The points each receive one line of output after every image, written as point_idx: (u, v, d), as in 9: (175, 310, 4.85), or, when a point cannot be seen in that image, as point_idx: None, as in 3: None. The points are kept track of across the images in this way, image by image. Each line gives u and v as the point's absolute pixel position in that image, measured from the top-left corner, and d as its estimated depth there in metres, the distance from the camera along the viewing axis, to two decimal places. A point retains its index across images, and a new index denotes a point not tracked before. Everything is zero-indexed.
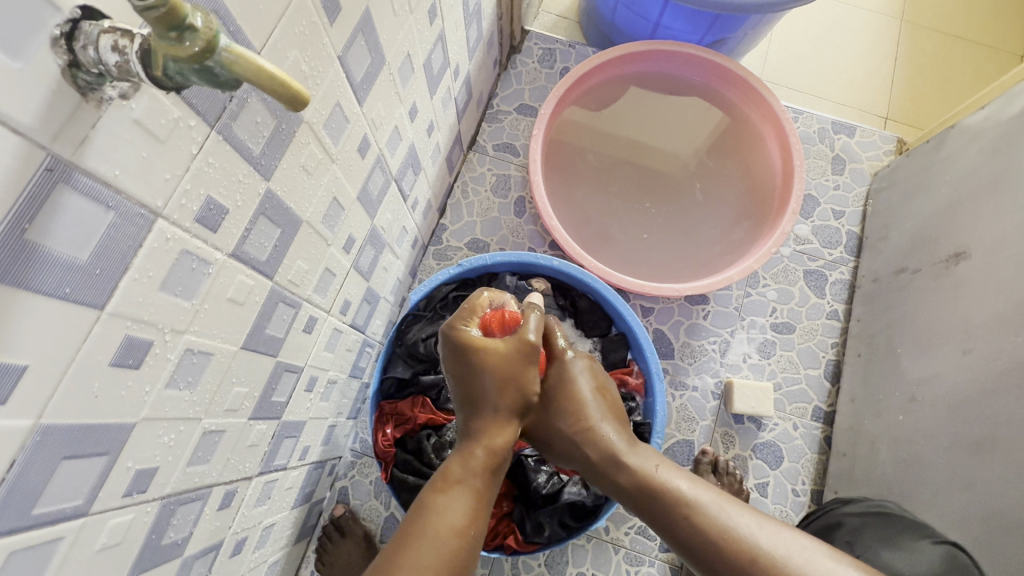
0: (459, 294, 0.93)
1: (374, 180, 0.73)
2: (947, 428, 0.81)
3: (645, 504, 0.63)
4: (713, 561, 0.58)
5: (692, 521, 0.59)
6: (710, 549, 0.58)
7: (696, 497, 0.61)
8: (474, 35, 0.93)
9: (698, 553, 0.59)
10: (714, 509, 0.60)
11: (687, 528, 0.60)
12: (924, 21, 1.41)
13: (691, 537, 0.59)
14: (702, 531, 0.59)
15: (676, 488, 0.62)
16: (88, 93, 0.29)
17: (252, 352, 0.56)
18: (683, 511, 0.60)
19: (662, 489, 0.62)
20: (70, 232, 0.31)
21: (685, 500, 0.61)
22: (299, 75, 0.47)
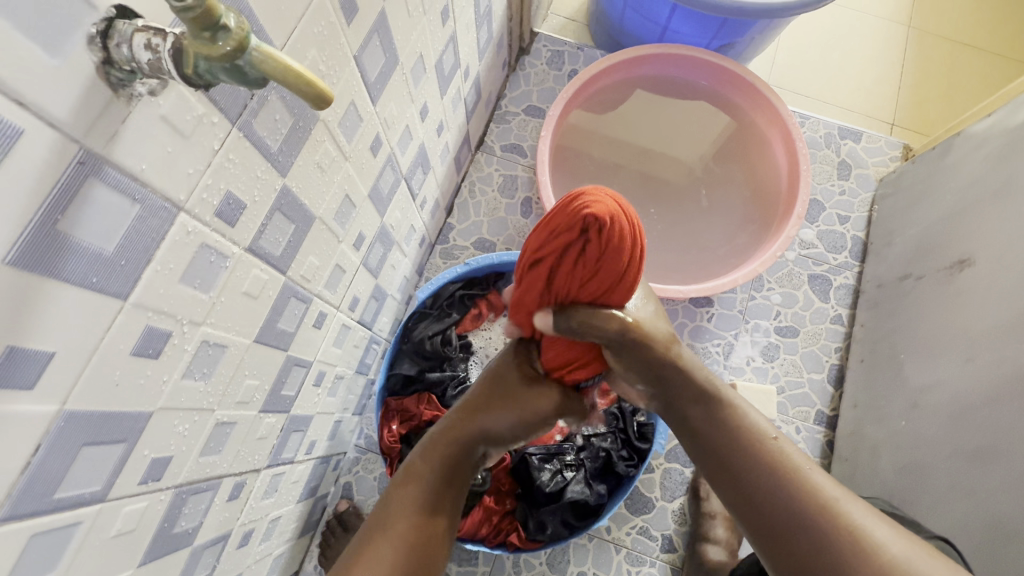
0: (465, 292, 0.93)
1: (384, 178, 0.74)
2: (949, 434, 0.81)
3: (722, 426, 0.59)
4: (782, 515, 0.53)
5: (774, 466, 0.55)
6: (777, 479, 0.55)
7: (782, 448, 0.57)
8: (484, 37, 0.94)
9: (768, 503, 0.54)
10: (795, 448, 0.58)
11: (764, 472, 0.55)
12: (931, 28, 1.42)
13: (764, 477, 0.55)
14: (782, 479, 0.55)
15: (757, 421, 0.59)
16: (119, 89, 0.30)
17: (263, 346, 0.57)
18: (767, 455, 0.57)
19: (750, 428, 0.59)
20: (98, 225, 0.32)
21: (770, 443, 0.57)
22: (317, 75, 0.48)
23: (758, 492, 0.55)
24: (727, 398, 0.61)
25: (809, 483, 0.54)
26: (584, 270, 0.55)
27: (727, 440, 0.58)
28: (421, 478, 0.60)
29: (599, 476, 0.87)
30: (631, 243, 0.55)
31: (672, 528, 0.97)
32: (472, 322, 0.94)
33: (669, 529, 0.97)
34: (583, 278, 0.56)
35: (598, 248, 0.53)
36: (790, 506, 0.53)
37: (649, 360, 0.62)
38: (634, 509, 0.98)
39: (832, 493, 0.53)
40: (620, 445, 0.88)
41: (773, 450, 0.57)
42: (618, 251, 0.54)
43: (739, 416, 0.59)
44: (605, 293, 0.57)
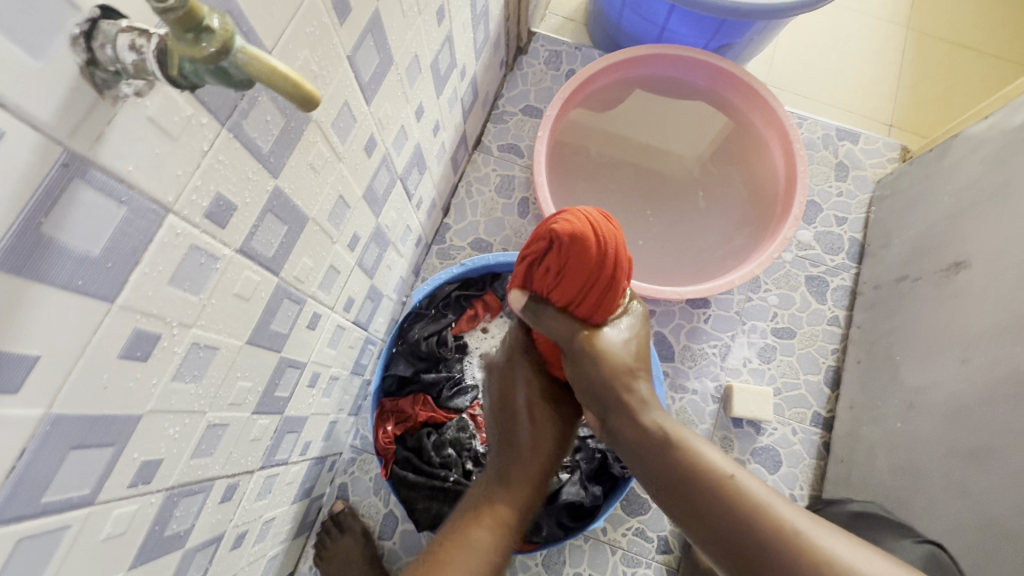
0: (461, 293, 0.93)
1: (379, 178, 0.73)
2: (944, 437, 0.81)
3: (679, 475, 0.62)
4: (750, 548, 0.56)
5: (735, 502, 0.58)
6: (738, 519, 0.57)
7: (739, 480, 0.60)
8: (481, 37, 0.94)
9: (734, 537, 0.57)
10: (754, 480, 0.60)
11: (727, 507, 0.58)
12: (930, 29, 1.41)
13: (730, 518, 0.58)
14: (743, 513, 0.58)
15: (712, 461, 0.62)
16: (104, 90, 0.30)
17: (256, 347, 0.56)
18: (725, 490, 0.59)
19: (706, 464, 0.62)
20: (84, 227, 0.32)
21: (727, 477, 0.60)
22: (308, 74, 0.48)
23: (723, 529, 0.58)
24: (682, 436, 0.64)
25: (770, 513, 0.57)
26: (552, 276, 0.70)
27: (688, 481, 0.61)
28: (502, 524, 0.66)
29: (594, 477, 0.86)
30: (597, 267, 0.68)
31: (668, 530, 0.97)
32: (467, 321, 0.93)
33: (665, 531, 0.97)
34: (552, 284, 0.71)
35: (558, 257, 0.68)
36: (756, 541, 0.56)
37: (605, 397, 0.69)
38: (629, 510, 0.98)
39: (795, 522, 0.57)
40: None
41: (731, 483, 0.60)
42: (581, 265, 0.68)
43: (694, 455, 0.62)
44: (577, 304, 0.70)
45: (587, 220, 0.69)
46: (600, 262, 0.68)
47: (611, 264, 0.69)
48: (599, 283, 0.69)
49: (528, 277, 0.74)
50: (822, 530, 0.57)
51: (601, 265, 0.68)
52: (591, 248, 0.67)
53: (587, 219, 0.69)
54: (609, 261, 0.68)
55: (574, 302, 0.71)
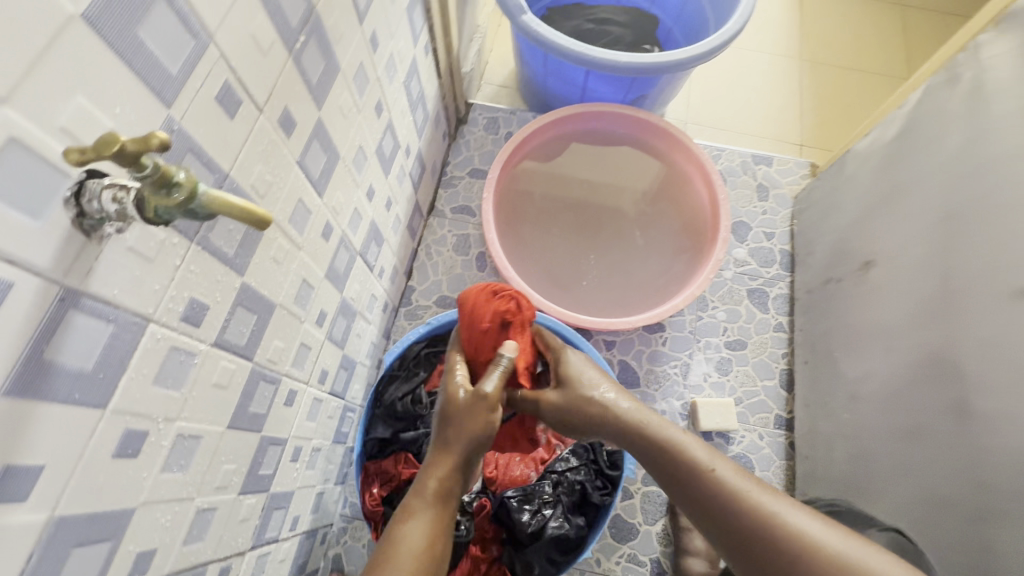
0: (431, 350, 0.98)
1: (340, 257, 0.80)
2: (884, 420, 0.88)
3: (662, 464, 0.69)
4: (735, 536, 0.62)
5: (732, 503, 0.63)
6: (715, 501, 0.64)
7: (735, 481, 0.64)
8: (420, 118, 1.05)
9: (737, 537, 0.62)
10: (730, 469, 0.66)
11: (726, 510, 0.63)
12: (819, 58, 1.61)
13: (709, 501, 0.64)
14: (720, 499, 0.64)
15: (689, 452, 0.68)
16: (91, 234, 0.36)
17: (238, 430, 0.61)
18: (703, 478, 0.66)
19: (688, 459, 0.68)
20: (78, 346, 0.37)
21: (714, 479, 0.65)
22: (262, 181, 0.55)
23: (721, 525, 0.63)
24: (661, 431, 0.72)
25: (746, 499, 0.62)
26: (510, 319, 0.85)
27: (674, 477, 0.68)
28: (429, 517, 0.64)
29: (576, 509, 0.89)
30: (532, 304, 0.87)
31: (658, 551, 1.00)
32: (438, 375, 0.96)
33: (656, 552, 1.00)
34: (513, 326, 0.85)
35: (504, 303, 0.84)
36: (733, 523, 0.62)
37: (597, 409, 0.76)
38: (620, 537, 1.02)
39: (769, 506, 0.61)
40: (594, 475, 0.91)
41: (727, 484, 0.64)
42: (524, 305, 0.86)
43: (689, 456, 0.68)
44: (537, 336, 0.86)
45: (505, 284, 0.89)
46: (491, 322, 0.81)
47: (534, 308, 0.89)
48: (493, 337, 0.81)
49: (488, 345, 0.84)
50: (801, 513, 0.61)
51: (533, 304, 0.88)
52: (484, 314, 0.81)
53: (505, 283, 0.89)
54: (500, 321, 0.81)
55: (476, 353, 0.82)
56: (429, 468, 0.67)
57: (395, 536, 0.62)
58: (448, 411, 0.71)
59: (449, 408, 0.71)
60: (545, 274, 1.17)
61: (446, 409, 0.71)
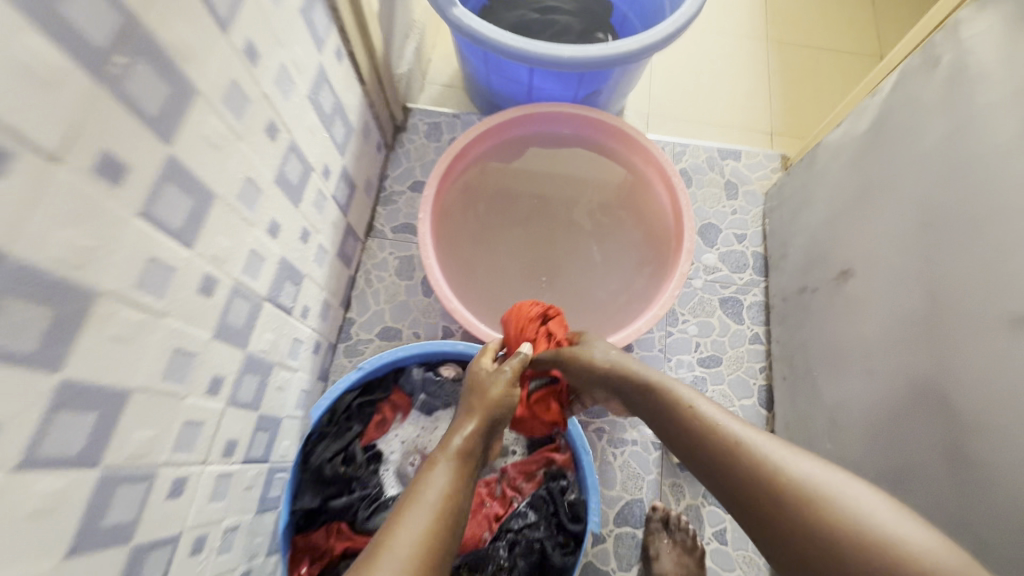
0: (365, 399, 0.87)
1: (236, 310, 0.68)
2: (869, 454, 0.77)
3: (652, 411, 0.68)
4: (735, 481, 0.58)
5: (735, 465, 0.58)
6: (706, 447, 0.61)
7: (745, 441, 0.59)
8: (341, 132, 0.92)
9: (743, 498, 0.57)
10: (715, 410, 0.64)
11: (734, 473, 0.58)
12: (786, 38, 1.50)
13: (697, 445, 0.62)
14: (710, 443, 0.61)
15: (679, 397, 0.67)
16: None
17: (88, 553, 0.49)
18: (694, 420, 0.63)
19: (677, 404, 0.66)
20: None
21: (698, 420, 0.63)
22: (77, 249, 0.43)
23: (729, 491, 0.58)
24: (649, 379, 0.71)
25: (737, 440, 0.60)
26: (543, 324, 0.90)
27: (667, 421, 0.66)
28: (457, 467, 0.60)
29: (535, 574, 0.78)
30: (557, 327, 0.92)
31: None
32: (375, 432, 0.87)
33: None
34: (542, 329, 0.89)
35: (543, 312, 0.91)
36: (731, 469, 0.58)
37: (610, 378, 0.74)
38: None
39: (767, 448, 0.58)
40: (555, 532, 0.81)
41: (737, 447, 0.59)
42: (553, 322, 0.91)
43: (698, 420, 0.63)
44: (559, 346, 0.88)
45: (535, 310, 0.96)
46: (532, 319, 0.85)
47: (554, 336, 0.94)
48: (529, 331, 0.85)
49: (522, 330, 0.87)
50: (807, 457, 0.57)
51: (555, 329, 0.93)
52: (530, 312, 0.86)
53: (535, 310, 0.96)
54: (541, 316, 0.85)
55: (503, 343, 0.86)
56: (458, 424, 0.67)
57: (422, 480, 0.58)
58: (477, 380, 0.74)
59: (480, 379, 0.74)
60: (496, 300, 1.04)
61: (478, 377, 0.74)
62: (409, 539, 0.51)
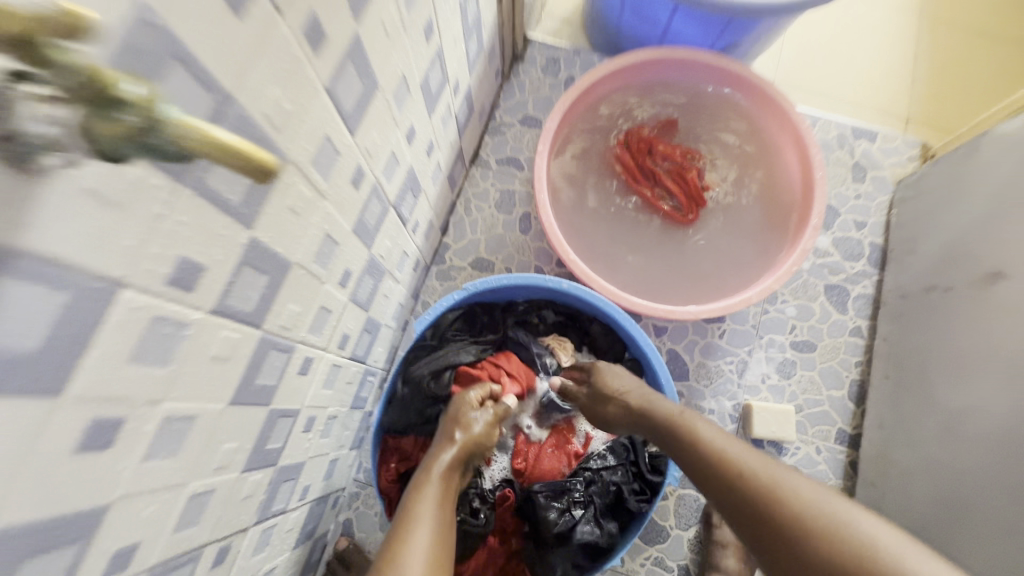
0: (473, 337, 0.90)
1: (371, 210, 0.68)
2: (986, 466, 0.74)
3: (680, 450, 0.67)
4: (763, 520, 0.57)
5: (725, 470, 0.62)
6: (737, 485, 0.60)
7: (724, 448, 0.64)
8: (474, 49, 0.89)
9: (731, 503, 0.60)
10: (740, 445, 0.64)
11: (721, 480, 0.62)
12: (946, 16, 1.34)
13: (720, 476, 0.62)
14: (738, 480, 0.60)
15: (701, 433, 0.67)
16: (24, 166, 0.25)
17: (241, 407, 0.52)
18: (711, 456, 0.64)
19: (697, 440, 0.66)
20: (10, 325, 0.27)
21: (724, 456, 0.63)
22: (275, 106, 0.42)
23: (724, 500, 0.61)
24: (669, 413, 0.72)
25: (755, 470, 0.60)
26: (642, 145, 1.01)
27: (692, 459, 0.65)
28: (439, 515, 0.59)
29: (608, 513, 0.82)
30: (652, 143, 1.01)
31: (687, 558, 0.94)
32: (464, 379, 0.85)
33: (685, 559, 0.94)
34: (646, 150, 1.01)
35: (642, 140, 1.01)
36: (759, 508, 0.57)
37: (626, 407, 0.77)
38: (647, 539, 0.95)
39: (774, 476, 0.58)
40: (631, 478, 0.84)
41: (725, 459, 0.63)
42: (651, 141, 1.01)
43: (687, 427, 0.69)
44: (675, 152, 1.00)
45: (636, 140, 1.01)
46: (631, 154, 1.01)
47: (666, 149, 1.00)
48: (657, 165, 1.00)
49: (634, 166, 1.00)
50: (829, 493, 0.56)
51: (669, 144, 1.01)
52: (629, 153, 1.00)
53: (635, 140, 1.01)
54: (648, 149, 1.01)
55: (692, 184, 0.99)
56: (432, 468, 0.65)
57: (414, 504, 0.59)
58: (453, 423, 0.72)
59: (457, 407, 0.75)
60: (601, 255, 0.99)
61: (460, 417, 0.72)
62: (415, 555, 0.53)
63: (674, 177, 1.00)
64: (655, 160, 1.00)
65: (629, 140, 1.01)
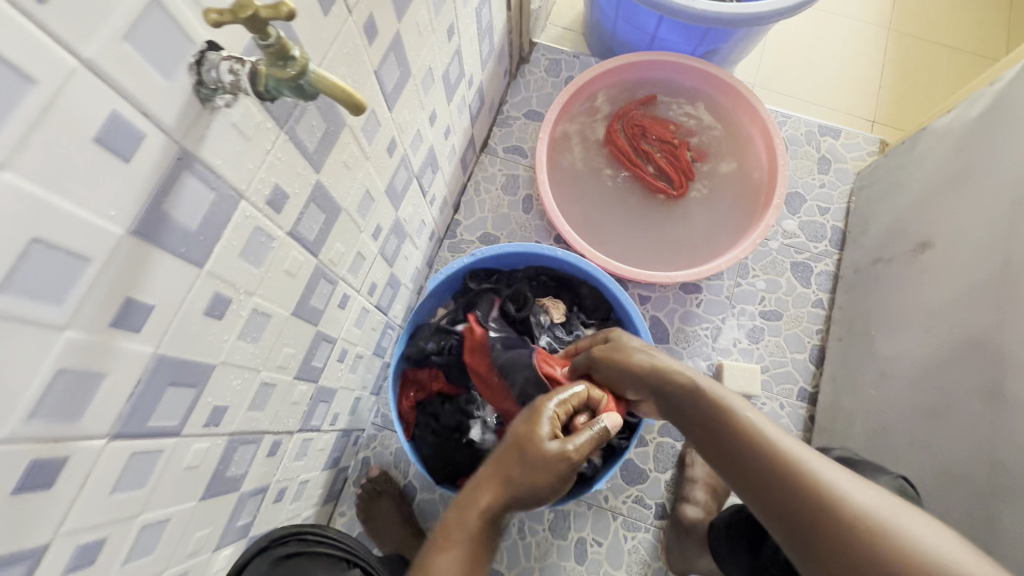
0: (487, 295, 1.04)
1: (399, 176, 0.83)
2: (909, 399, 0.88)
3: (714, 434, 0.59)
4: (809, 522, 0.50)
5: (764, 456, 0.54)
6: (782, 481, 0.52)
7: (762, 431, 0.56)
8: (486, 49, 1.04)
9: (755, 486, 0.54)
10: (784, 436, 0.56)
11: (765, 475, 0.54)
12: (910, 31, 1.49)
13: (770, 474, 0.53)
14: (783, 476, 0.52)
15: (738, 417, 0.58)
16: (205, 102, 0.40)
17: (299, 319, 0.66)
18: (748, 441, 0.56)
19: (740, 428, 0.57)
20: (186, 207, 0.41)
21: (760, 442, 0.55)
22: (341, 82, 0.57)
23: (755, 489, 0.54)
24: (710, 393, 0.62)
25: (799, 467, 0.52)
26: (636, 130, 1.15)
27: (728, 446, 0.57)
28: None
29: None
30: (645, 127, 1.15)
31: (664, 497, 1.06)
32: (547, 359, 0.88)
33: (662, 497, 1.06)
34: (640, 134, 1.15)
35: (635, 125, 1.15)
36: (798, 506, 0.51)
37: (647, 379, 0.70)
38: (629, 479, 1.08)
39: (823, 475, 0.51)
40: None
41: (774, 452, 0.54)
42: (644, 125, 1.15)
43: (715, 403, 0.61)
44: (666, 134, 1.15)
45: (631, 125, 1.15)
46: (626, 138, 1.15)
47: (658, 133, 1.15)
48: (651, 147, 1.15)
49: (629, 148, 1.15)
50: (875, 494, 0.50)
51: (661, 128, 1.16)
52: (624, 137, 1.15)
53: (630, 125, 1.15)
54: (642, 133, 1.15)
55: (682, 162, 1.14)
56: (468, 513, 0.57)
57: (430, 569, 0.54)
58: (524, 465, 0.59)
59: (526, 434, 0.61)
60: (595, 231, 1.13)
61: (526, 456, 0.59)
62: None
63: (666, 159, 1.15)
64: (648, 142, 1.15)
65: (625, 125, 1.15)
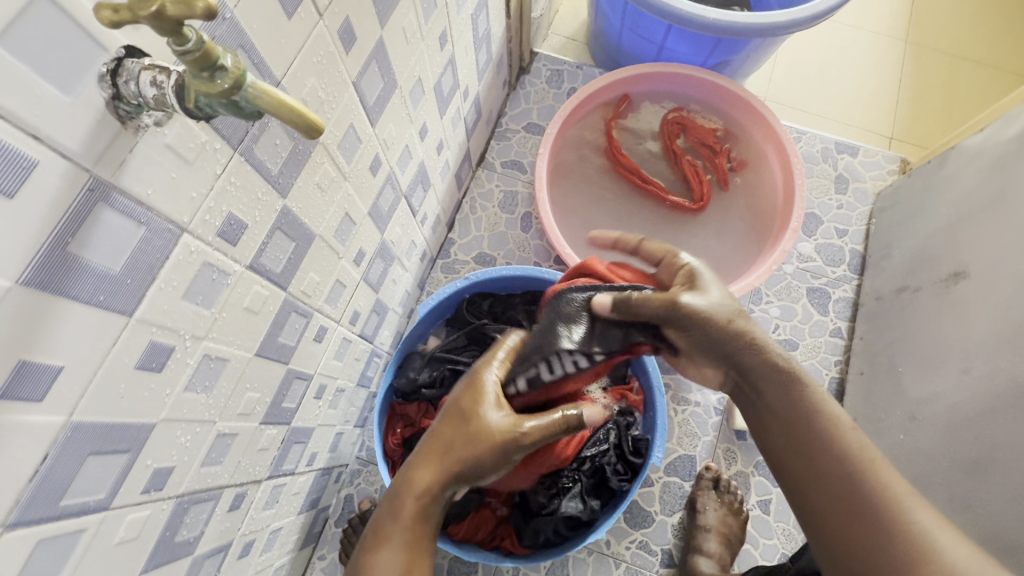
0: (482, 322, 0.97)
1: (385, 197, 0.76)
2: (946, 449, 0.81)
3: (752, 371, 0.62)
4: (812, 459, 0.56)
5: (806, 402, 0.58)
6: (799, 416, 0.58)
7: (840, 422, 0.56)
8: (483, 58, 0.97)
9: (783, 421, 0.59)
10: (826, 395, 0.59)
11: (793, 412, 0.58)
12: (929, 42, 1.42)
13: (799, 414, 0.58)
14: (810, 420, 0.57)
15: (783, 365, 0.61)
16: (127, 121, 0.33)
17: (265, 360, 0.59)
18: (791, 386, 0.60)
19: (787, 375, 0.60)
20: (104, 245, 0.34)
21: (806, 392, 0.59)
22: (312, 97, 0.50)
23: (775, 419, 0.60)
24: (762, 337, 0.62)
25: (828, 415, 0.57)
26: (676, 128, 1.09)
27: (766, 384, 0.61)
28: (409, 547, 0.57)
29: (592, 491, 0.89)
30: (689, 125, 1.09)
31: (671, 543, 0.98)
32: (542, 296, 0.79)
33: (668, 544, 0.98)
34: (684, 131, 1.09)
35: (678, 122, 1.09)
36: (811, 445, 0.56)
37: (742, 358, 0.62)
38: (634, 523, 1.00)
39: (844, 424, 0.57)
40: (616, 460, 0.90)
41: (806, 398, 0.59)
42: (690, 123, 1.09)
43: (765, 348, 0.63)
44: (711, 134, 1.08)
45: (675, 120, 1.09)
46: (664, 136, 1.09)
47: (700, 132, 1.08)
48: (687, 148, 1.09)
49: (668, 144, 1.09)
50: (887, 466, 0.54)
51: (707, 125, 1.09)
52: (668, 132, 1.08)
53: (675, 120, 1.09)
54: (681, 131, 1.09)
55: (717, 170, 1.07)
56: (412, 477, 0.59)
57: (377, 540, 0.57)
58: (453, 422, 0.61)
59: (466, 401, 0.62)
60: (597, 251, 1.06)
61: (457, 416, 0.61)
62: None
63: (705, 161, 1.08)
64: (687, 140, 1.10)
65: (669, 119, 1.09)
